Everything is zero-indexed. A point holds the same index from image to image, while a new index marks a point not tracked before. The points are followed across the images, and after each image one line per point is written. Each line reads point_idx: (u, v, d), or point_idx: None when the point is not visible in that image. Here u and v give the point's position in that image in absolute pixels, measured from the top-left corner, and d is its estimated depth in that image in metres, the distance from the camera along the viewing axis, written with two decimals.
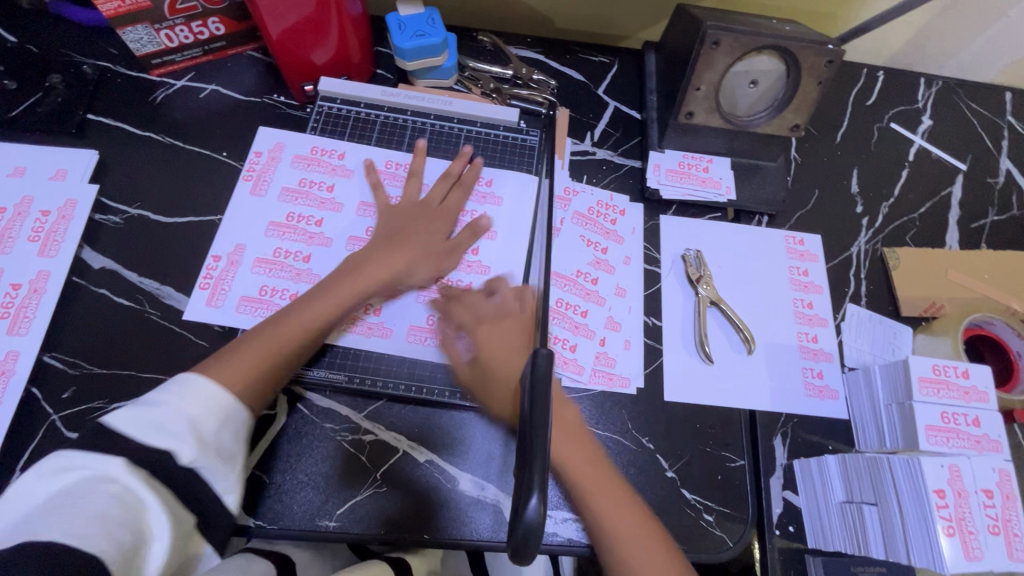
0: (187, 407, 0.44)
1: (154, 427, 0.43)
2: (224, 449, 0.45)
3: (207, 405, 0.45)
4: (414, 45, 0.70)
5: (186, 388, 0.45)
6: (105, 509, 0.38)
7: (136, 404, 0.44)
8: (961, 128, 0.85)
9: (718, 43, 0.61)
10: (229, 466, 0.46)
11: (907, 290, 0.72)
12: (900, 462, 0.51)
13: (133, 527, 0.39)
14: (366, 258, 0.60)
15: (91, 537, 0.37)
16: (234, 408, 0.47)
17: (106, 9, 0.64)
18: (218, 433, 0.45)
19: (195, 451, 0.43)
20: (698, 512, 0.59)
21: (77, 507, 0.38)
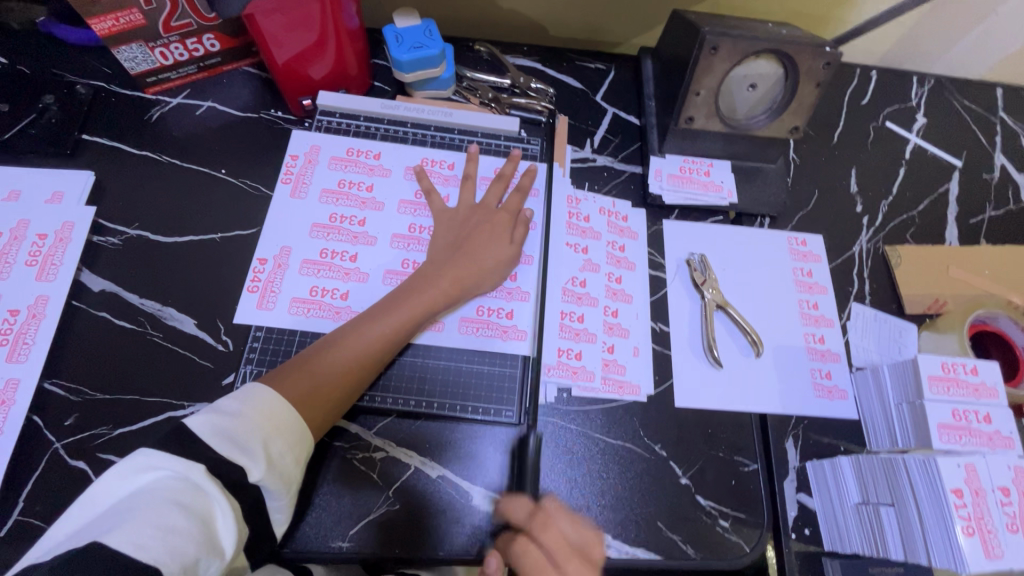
0: (256, 416, 0.45)
1: (229, 438, 0.43)
2: (286, 462, 0.46)
3: (269, 415, 0.46)
4: (412, 58, 0.69)
5: (258, 400, 0.46)
6: (174, 521, 0.37)
7: (213, 412, 0.45)
8: (955, 125, 0.86)
9: (717, 48, 0.62)
10: (288, 485, 0.46)
11: (910, 287, 0.72)
12: (916, 462, 0.51)
13: (199, 541, 0.38)
14: (427, 270, 0.61)
15: (152, 549, 0.36)
16: (291, 427, 0.47)
17: (100, 29, 0.63)
18: (282, 449, 0.45)
19: (262, 471, 0.43)
20: (714, 519, 0.59)
21: (146, 513, 0.37)
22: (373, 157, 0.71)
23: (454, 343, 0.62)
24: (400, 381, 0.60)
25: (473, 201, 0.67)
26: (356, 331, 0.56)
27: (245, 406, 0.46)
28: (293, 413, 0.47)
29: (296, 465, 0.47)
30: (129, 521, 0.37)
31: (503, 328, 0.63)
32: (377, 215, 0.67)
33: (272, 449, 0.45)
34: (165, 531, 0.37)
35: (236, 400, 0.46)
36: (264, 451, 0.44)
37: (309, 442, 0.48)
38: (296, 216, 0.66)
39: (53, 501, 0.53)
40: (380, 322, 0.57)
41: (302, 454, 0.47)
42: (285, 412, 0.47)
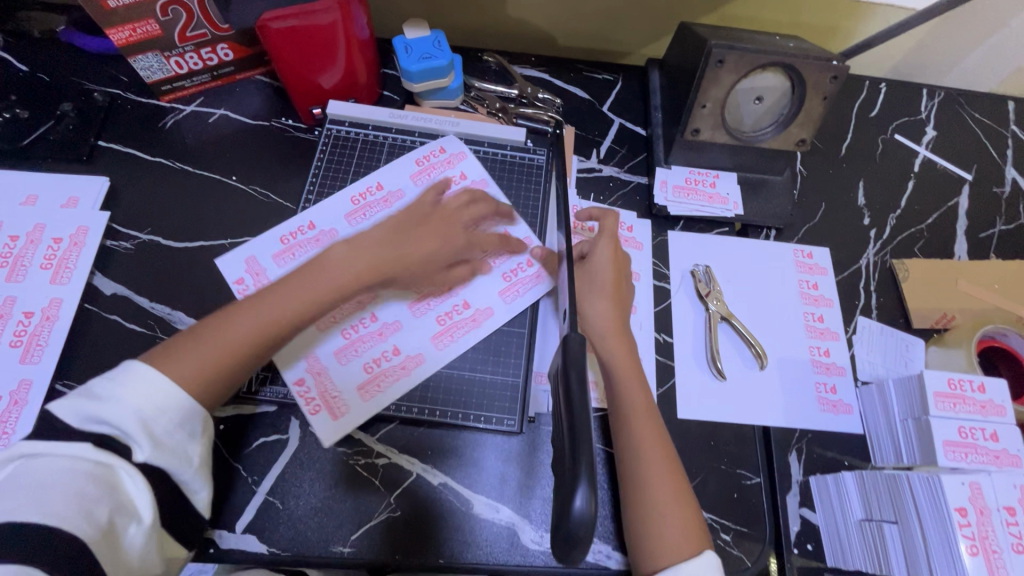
0: (131, 398, 0.44)
1: (105, 421, 0.43)
2: (175, 438, 0.45)
3: (147, 395, 0.44)
4: (421, 68, 0.70)
5: (135, 378, 0.45)
6: (84, 489, 0.41)
7: (91, 396, 0.44)
8: (966, 138, 0.85)
9: (723, 61, 0.62)
10: (185, 458, 0.46)
11: (918, 301, 0.71)
12: (920, 479, 0.51)
13: (110, 505, 0.42)
14: (386, 284, 0.59)
15: (69, 516, 0.39)
16: (174, 403, 0.45)
17: (118, 39, 0.65)
18: (167, 427, 0.45)
19: (148, 451, 0.44)
20: (715, 532, 0.58)
21: (54, 488, 0.40)
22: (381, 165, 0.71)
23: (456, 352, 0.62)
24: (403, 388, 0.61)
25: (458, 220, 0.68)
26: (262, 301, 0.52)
27: (120, 388, 0.44)
28: (177, 390, 0.46)
29: (190, 437, 0.46)
30: (37, 497, 0.39)
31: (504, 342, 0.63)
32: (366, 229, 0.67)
33: (154, 428, 0.44)
34: (77, 498, 0.40)
35: (111, 379, 0.45)
36: (147, 430, 0.44)
37: (202, 414, 0.47)
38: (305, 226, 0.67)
39: None
40: (259, 309, 0.51)
41: (195, 428, 0.47)
42: (167, 390, 0.45)
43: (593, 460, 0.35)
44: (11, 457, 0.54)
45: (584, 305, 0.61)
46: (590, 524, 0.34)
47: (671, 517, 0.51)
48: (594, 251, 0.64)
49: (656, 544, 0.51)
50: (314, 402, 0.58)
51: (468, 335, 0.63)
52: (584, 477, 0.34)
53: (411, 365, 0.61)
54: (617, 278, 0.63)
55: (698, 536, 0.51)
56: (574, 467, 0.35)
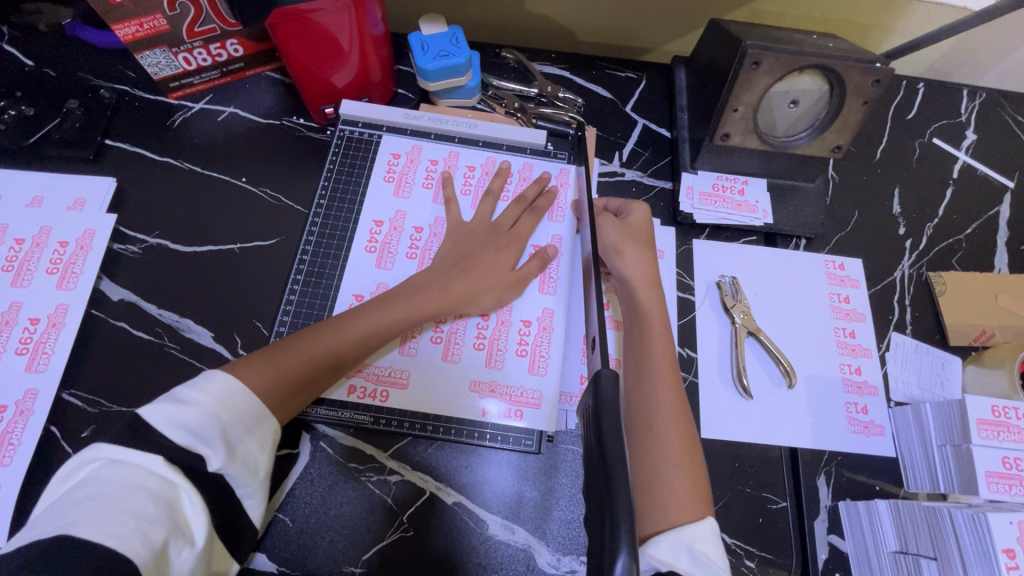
0: (216, 405, 0.43)
1: (186, 428, 0.42)
2: (247, 449, 0.45)
3: (227, 402, 0.44)
4: (438, 66, 0.67)
5: (218, 386, 0.44)
6: (143, 507, 0.38)
7: (170, 400, 0.43)
8: (1008, 143, 0.81)
9: (758, 63, 0.58)
10: (254, 470, 0.45)
11: (955, 318, 0.68)
12: (963, 516, 0.48)
13: (167, 526, 0.39)
14: (391, 304, 0.57)
15: (124, 538, 0.36)
16: (252, 412, 0.45)
17: (124, 34, 0.62)
18: (241, 436, 0.44)
19: (222, 459, 0.43)
20: (739, 558, 0.56)
21: (115, 502, 0.38)
22: (398, 166, 0.69)
23: (478, 367, 0.60)
24: (418, 405, 0.58)
25: (489, 218, 0.65)
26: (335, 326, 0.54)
27: (205, 395, 0.43)
28: (258, 406, 0.46)
29: (261, 449, 0.46)
30: (96, 511, 0.37)
31: (531, 367, 0.60)
32: (407, 266, 0.64)
33: (232, 436, 0.44)
34: (135, 518, 0.37)
35: (192, 386, 0.44)
36: (224, 437, 0.43)
37: (272, 425, 0.47)
38: (317, 231, 0.65)
39: None
40: (268, 366, 0.49)
41: (266, 440, 0.46)
42: (246, 401, 0.45)
43: (633, 517, 0.32)
44: (17, 469, 0.53)
45: (625, 250, 0.61)
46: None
47: (681, 473, 0.49)
48: (628, 210, 0.65)
49: (660, 500, 0.48)
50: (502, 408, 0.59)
51: (541, 364, 0.61)
52: (625, 539, 0.31)
53: (547, 321, 0.62)
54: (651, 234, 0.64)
55: (704, 501, 0.48)
56: (612, 527, 0.31)
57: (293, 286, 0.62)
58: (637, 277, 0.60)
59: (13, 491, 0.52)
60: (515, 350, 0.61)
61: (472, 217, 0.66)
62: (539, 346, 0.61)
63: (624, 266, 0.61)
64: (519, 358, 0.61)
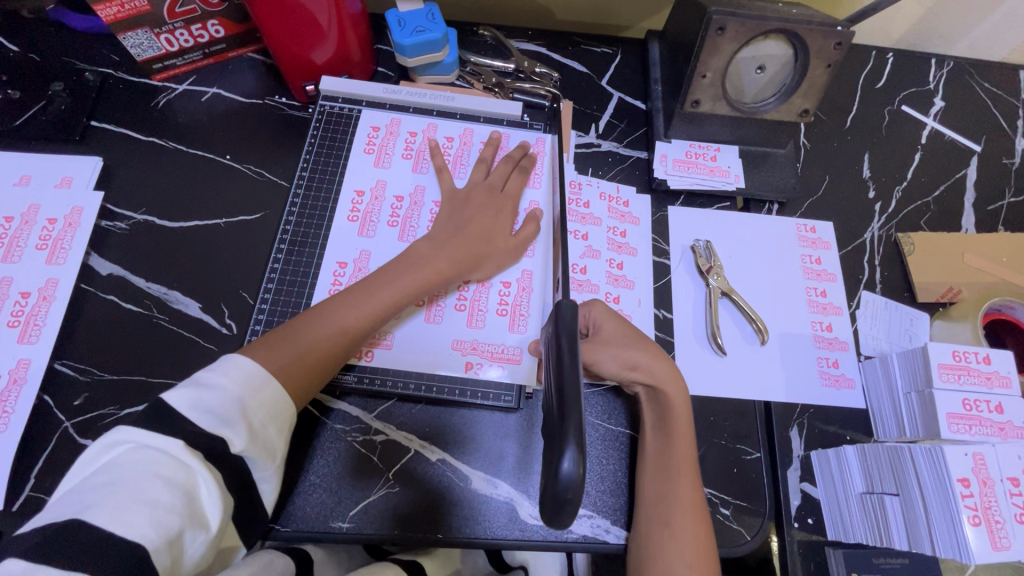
0: (239, 390, 0.45)
1: (210, 412, 0.43)
2: (268, 433, 0.46)
3: (250, 386, 0.46)
4: (415, 42, 0.69)
5: (239, 371, 0.46)
6: (157, 495, 0.39)
7: (193, 383, 0.44)
8: (975, 109, 0.83)
9: (723, 28, 0.60)
10: (271, 454, 0.47)
11: (923, 276, 0.70)
12: (923, 452, 0.50)
13: (183, 513, 0.39)
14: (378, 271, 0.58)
15: (137, 526, 0.37)
16: (273, 397, 0.47)
17: (106, 15, 0.64)
18: (262, 419, 0.46)
19: (245, 442, 0.44)
20: (715, 506, 0.58)
21: (129, 488, 0.38)
22: (378, 139, 0.71)
23: (461, 327, 0.62)
24: (401, 365, 0.60)
25: (481, 180, 0.67)
26: (342, 305, 0.55)
27: (228, 379, 0.45)
28: (279, 391, 0.47)
29: (280, 434, 0.47)
30: (111, 498, 0.38)
31: (511, 325, 0.62)
32: (389, 234, 0.66)
33: (253, 420, 0.45)
34: (150, 506, 0.38)
35: (215, 371, 0.46)
36: (244, 420, 0.44)
37: (291, 411, 0.49)
38: (300, 203, 0.67)
39: (61, 478, 0.54)
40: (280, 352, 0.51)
41: (285, 425, 0.48)
42: (266, 385, 0.47)
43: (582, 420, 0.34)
44: (12, 435, 0.54)
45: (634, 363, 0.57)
46: (579, 486, 0.34)
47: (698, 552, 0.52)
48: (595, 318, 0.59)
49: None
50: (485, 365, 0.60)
51: (521, 322, 0.63)
52: (572, 438, 0.34)
53: (526, 282, 0.65)
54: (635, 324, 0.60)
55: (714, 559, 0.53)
56: (562, 429, 0.34)
57: (277, 255, 0.64)
58: (651, 358, 0.57)
59: (9, 454, 0.54)
60: (496, 310, 0.63)
61: (464, 184, 0.68)
62: (519, 305, 0.63)
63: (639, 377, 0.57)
64: (499, 317, 0.63)
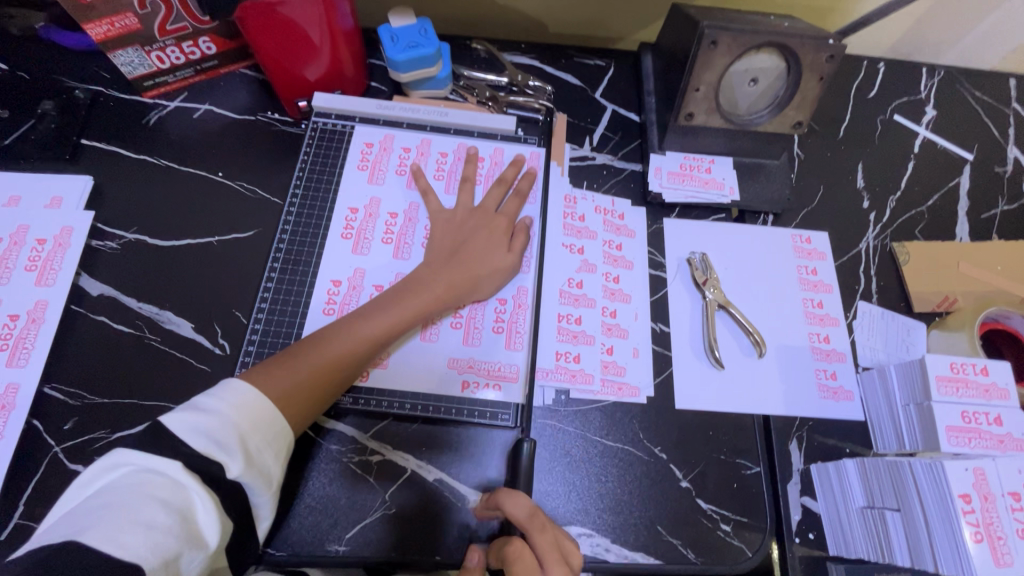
0: (235, 415, 0.45)
1: (206, 436, 0.43)
2: (265, 458, 0.46)
3: (247, 411, 0.46)
4: (408, 57, 0.69)
5: (236, 395, 0.46)
6: (154, 516, 0.38)
7: (190, 408, 0.44)
8: (966, 118, 0.84)
9: (716, 42, 0.60)
10: (267, 480, 0.46)
11: (918, 285, 0.70)
12: (923, 466, 0.50)
13: (180, 535, 0.39)
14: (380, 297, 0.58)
15: (133, 547, 0.37)
16: (270, 422, 0.47)
17: (96, 34, 0.63)
18: (259, 444, 0.46)
19: (241, 467, 0.43)
20: (715, 523, 0.58)
21: (127, 509, 0.38)
22: (372, 155, 0.70)
23: (457, 346, 0.61)
24: (397, 385, 0.59)
25: (471, 204, 0.67)
26: (343, 329, 0.55)
27: (226, 405, 0.45)
28: (276, 416, 0.47)
29: (276, 461, 0.47)
30: (108, 519, 0.37)
31: (507, 342, 0.62)
32: (383, 251, 0.65)
33: (250, 445, 0.45)
34: (146, 526, 0.38)
35: (213, 397, 0.46)
36: (241, 445, 0.44)
37: (288, 437, 0.48)
38: (293, 221, 0.66)
39: (51, 504, 0.53)
40: (280, 376, 0.50)
41: (281, 451, 0.47)
42: (263, 409, 0.47)
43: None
44: (1, 461, 0.53)
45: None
46: None
47: None
48: None
49: None
50: (482, 384, 0.60)
51: (517, 339, 0.62)
52: None
53: (522, 298, 0.64)
54: None
55: None
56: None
57: (271, 274, 0.63)
58: None
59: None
60: (492, 328, 0.63)
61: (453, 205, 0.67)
62: (515, 322, 0.63)
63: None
64: (495, 334, 0.62)
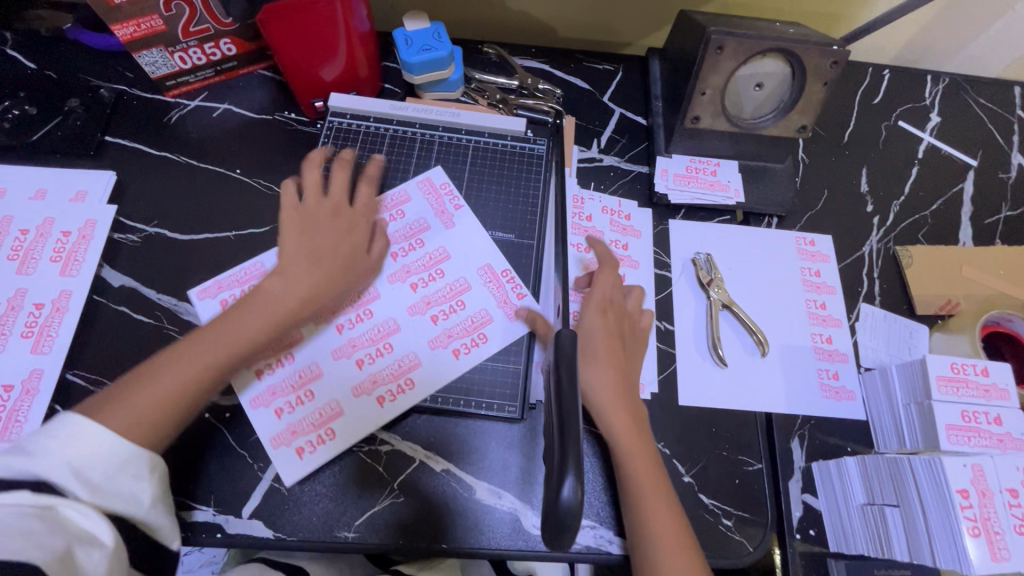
0: (66, 449, 0.43)
1: (43, 471, 0.42)
2: (117, 479, 0.44)
3: (75, 441, 0.43)
4: (421, 59, 0.71)
5: (67, 430, 0.44)
6: (27, 526, 0.39)
7: (14, 452, 0.43)
8: (971, 124, 0.85)
9: (722, 47, 0.62)
10: (133, 496, 0.45)
11: (921, 288, 0.71)
12: (922, 463, 0.51)
13: (64, 534, 0.40)
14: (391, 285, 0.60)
15: (16, 548, 0.38)
16: (110, 445, 0.44)
17: (123, 34, 0.66)
18: (104, 469, 0.44)
19: (89, 491, 0.43)
20: (717, 517, 0.59)
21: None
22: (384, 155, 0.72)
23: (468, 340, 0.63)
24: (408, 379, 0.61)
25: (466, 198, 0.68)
26: (194, 348, 0.51)
27: (47, 440, 0.43)
28: (117, 439, 0.45)
29: (136, 477, 0.45)
30: None
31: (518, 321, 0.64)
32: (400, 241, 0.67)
33: (90, 471, 0.43)
34: (21, 533, 0.39)
35: (38, 434, 0.44)
36: (82, 476, 0.43)
37: (149, 455, 0.46)
38: None
39: None
40: (134, 399, 0.47)
41: (140, 467, 0.45)
42: (96, 435, 0.44)
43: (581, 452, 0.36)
44: None
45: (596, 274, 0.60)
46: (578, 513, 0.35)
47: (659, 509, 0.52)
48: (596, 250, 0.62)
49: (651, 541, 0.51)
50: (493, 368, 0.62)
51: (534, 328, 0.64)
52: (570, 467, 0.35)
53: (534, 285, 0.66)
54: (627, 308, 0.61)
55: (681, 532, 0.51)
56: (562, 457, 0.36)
57: None
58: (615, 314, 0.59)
59: None
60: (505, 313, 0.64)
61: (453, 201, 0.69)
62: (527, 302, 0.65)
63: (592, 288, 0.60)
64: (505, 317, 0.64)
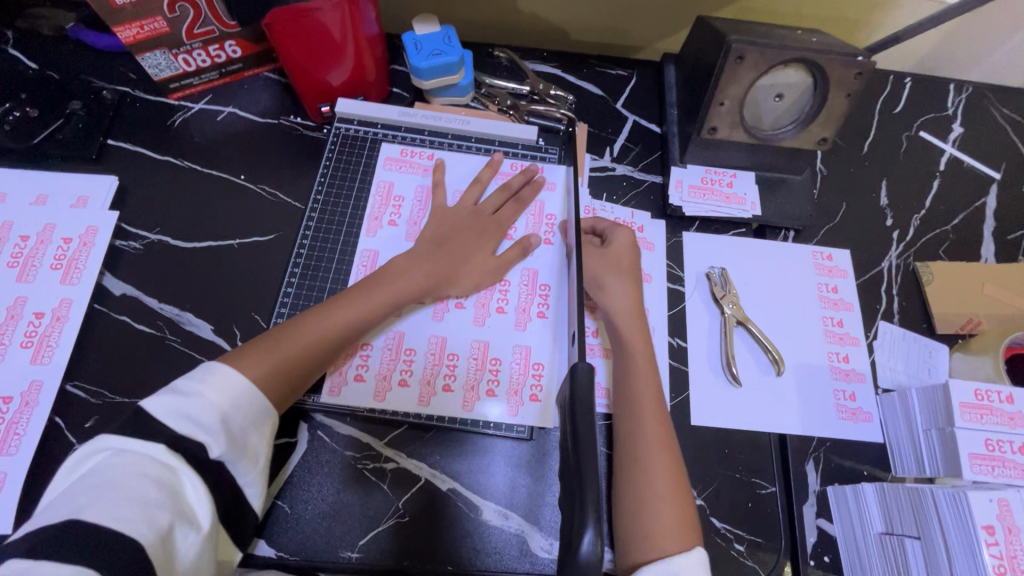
0: (215, 396, 0.45)
1: (185, 417, 0.43)
2: (247, 436, 0.46)
3: (225, 391, 0.45)
4: (431, 65, 0.69)
5: (213, 375, 0.45)
6: (146, 493, 0.40)
7: (169, 390, 0.44)
8: (994, 135, 0.82)
9: (742, 57, 0.60)
10: (254, 457, 0.47)
11: (942, 307, 0.69)
12: (945, 495, 0.49)
13: (173, 509, 0.41)
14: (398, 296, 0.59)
15: (131, 521, 0.38)
16: (250, 402, 0.46)
17: (126, 36, 0.64)
18: (241, 424, 0.45)
19: (222, 447, 0.44)
20: (729, 542, 0.57)
21: (117, 489, 0.39)
22: (390, 164, 0.71)
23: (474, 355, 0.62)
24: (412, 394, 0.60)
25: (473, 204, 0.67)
26: (320, 320, 0.54)
27: (201, 384, 0.45)
28: (258, 397, 0.47)
29: (260, 438, 0.47)
30: (100, 497, 0.39)
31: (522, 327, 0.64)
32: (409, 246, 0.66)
33: (230, 425, 0.45)
34: (140, 504, 0.39)
35: (189, 376, 0.45)
36: (223, 426, 0.44)
37: (274, 418, 0.49)
38: (313, 227, 0.67)
39: None
40: (263, 358, 0.50)
41: (265, 429, 0.47)
42: (242, 388, 0.46)
43: (598, 496, 0.35)
44: (24, 457, 0.54)
45: (607, 283, 0.61)
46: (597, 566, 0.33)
47: (669, 507, 0.49)
48: (615, 235, 0.64)
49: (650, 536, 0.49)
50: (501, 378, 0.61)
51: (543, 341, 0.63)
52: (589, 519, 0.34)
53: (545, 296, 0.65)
54: (632, 261, 0.63)
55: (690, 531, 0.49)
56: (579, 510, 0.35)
57: (291, 278, 0.64)
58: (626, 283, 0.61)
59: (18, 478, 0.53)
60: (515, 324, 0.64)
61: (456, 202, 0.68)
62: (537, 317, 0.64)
63: (608, 300, 0.61)
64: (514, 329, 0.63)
